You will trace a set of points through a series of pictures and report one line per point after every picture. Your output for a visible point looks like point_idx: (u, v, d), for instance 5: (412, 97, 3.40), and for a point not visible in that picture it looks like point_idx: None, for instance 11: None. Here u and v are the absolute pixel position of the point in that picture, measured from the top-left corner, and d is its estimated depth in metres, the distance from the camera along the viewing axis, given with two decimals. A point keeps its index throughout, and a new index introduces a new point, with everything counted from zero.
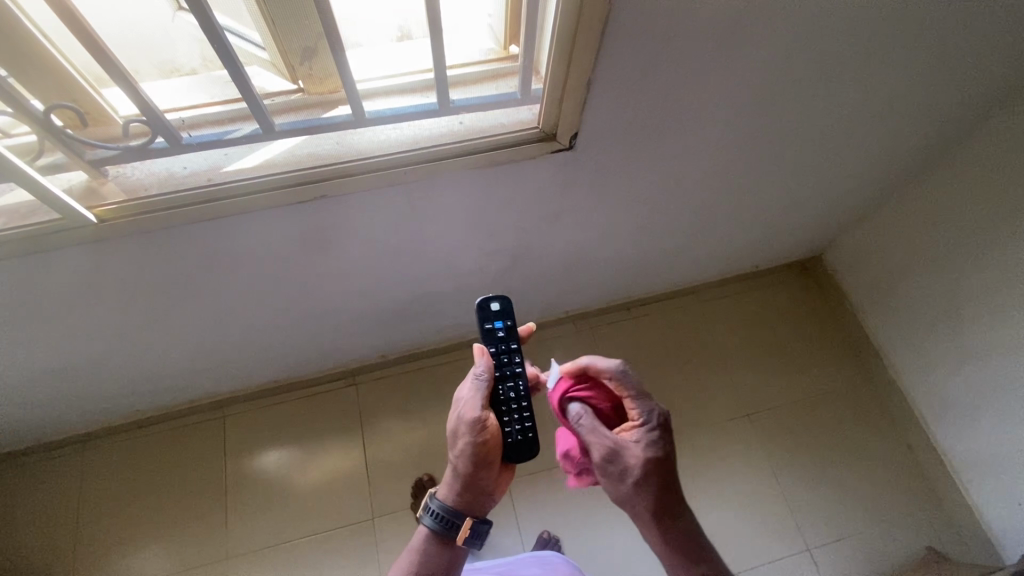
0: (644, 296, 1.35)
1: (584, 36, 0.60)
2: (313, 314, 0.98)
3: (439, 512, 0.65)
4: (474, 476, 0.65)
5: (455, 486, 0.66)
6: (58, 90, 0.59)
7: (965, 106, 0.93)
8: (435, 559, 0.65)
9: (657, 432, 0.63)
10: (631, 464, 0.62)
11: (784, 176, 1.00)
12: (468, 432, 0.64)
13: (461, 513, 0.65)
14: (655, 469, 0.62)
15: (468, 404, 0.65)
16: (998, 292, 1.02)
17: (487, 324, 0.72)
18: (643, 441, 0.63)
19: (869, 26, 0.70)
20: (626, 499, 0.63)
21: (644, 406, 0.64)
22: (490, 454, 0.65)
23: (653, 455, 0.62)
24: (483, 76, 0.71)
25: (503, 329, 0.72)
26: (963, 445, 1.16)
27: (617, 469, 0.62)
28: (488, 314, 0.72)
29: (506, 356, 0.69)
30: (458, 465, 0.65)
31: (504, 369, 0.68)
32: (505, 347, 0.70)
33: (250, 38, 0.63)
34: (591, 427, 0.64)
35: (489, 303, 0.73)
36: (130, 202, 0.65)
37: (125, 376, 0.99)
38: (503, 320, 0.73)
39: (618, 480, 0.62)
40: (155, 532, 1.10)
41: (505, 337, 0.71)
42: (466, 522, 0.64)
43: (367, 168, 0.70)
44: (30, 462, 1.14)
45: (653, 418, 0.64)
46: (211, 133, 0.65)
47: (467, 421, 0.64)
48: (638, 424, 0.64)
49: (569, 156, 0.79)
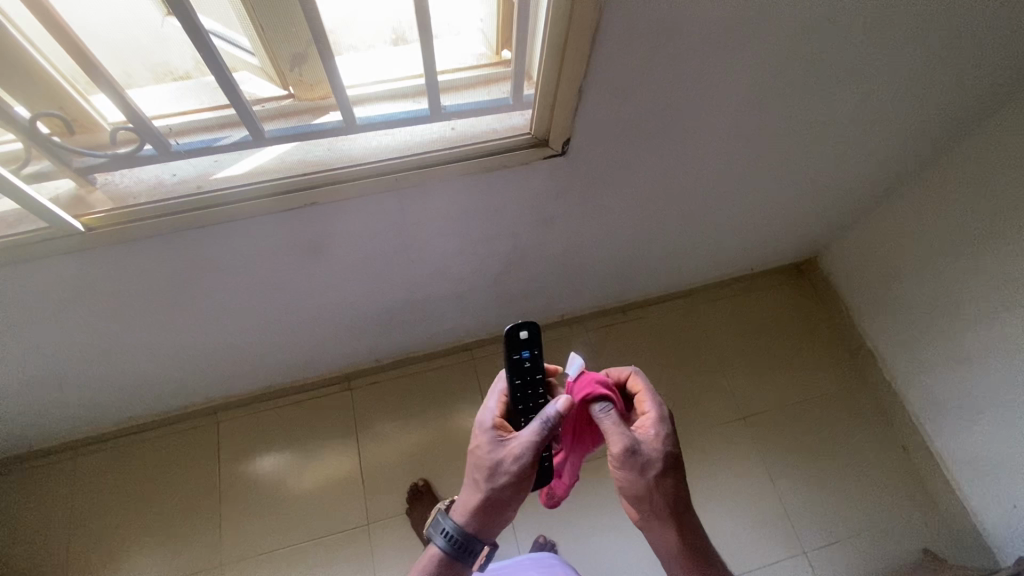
0: (640, 299, 1.35)
1: (576, 41, 0.59)
2: (306, 320, 0.97)
3: (456, 535, 0.64)
4: (506, 508, 0.64)
5: (480, 515, 0.64)
6: (44, 97, 0.58)
7: (960, 108, 0.93)
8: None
9: (668, 425, 0.65)
10: (654, 455, 0.62)
11: (779, 179, 0.99)
12: (512, 475, 0.62)
13: (480, 539, 0.65)
14: (672, 462, 0.63)
15: (522, 444, 0.61)
16: (993, 295, 1.02)
17: (515, 354, 0.66)
18: (658, 434, 0.64)
19: (862, 30, 0.70)
20: (644, 494, 0.62)
21: (656, 401, 0.67)
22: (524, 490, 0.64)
23: (668, 446, 0.64)
24: (475, 81, 0.70)
25: (530, 360, 0.67)
26: (959, 447, 1.16)
27: (640, 462, 0.62)
28: (517, 343, 0.66)
29: (531, 388, 0.67)
30: (491, 497, 0.63)
31: (527, 402, 0.66)
32: (531, 379, 0.67)
33: (239, 43, 0.63)
34: (614, 421, 0.63)
35: (517, 330, 0.66)
36: (119, 210, 0.64)
37: (117, 383, 0.98)
38: (531, 348, 0.67)
39: (641, 473, 0.62)
40: (149, 539, 1.10)
41: (532, 368, 0.67)
42: (483, 550, 0.64)
43: (358, 175, 0.69)
44: (22, 469, 1.14)
45: (663, 413, 0.66)
46: (200, 141, 0.64)
47: (518, 463, 0.61)
48: (653, 417, 0.65)
49: (562, 162, 0.78)
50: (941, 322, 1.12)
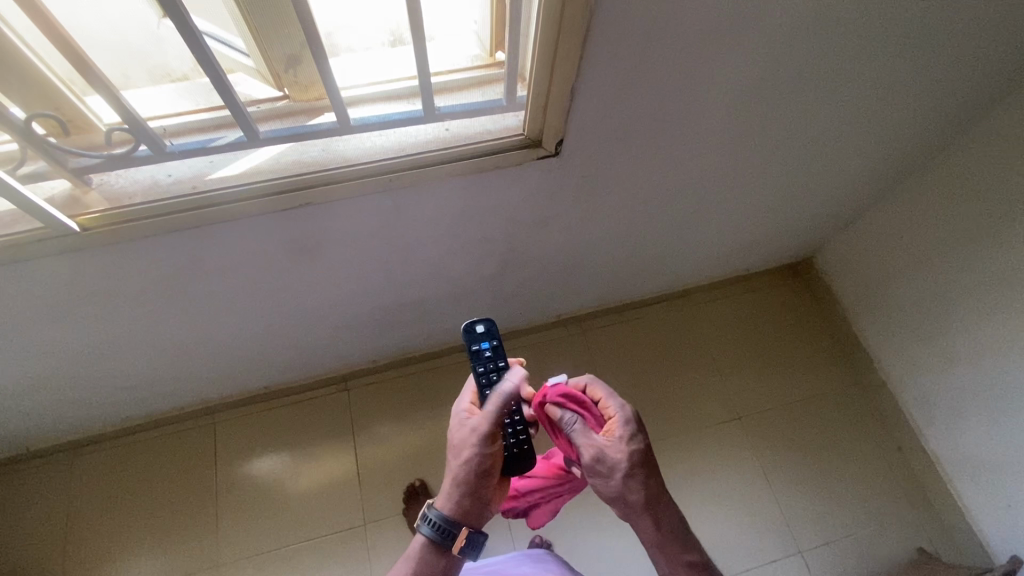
0: (636, 300, 1.35)
1: (566, 43, 0.60)
2: (302, 320, 0.97)
3: (438, 522, 0.65)
4: (478, 486, 0.66)
5: (457, 497, 0.66)
6: (40, 98, 0.58)
7: (951, 109, 0.93)
8: (431, 568, 0.65)
9: (635, 425, 0.67)
10: (624, 459, 0.65)
11: (772, 179, 1.00)
12: (475, 444, 0.65)
13: (458, 522, 0.65)
14: (641, 461, 0.65)
15: (484, 416, 0.66)
16: (986, 295, 1.03)
17: (474, 345, 0.74)
18: (625, 436, 0.66)
19: (851, 31, 0.71)
20: (618, 495, 0.66)
21: (620, 403, 0.67)
22: (494, 464, 0.66)
23: (635, 447, 0.65)
24: (468, 83, 0.71)
25: (491, 349, 0.73)
26: (952, 446, 1.16)
27: (607, 467, 0.65)
28: (474, 336, 0.74)
29: (494, 375, 0.71)
30: (461, 475, 0.66)
31: (493, 387, 0.70)
32: (493, 366, 0.72)
33: (234, 45, 0.64)
34: (579, 432, 0.66)
35: (475, 325, 0.75)
36: (113, 210, 0.64)
37: (114, 383, 0.99)
38: (489, 340, 0.74)
39: (610, 477, 0.65)
40: (146, 540, 1.10)
41: (493, 356, 0.73)
42: (463, 533, 0.65)
43: (352, 176, 0.70)
44: (20, 470, 1.14)
45: (630, 414, 0.67)
46: (195, 141, 0.65)
47: (481, 435, 0.65)
48: (619, 423, 0.66)
49: (555, 162, 0.79)
50: (935, 322, 1.13)
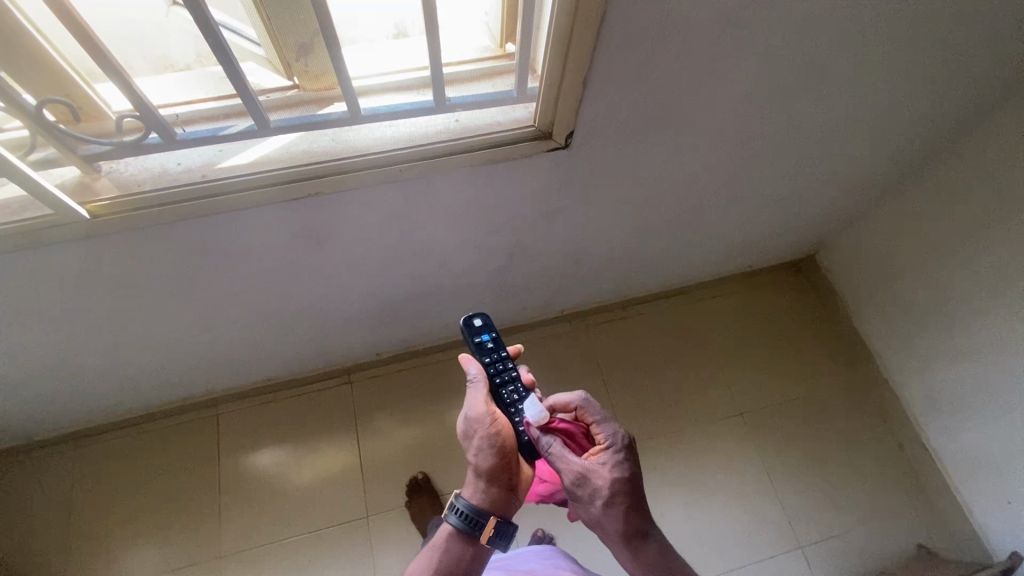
0: (639, 296, 1.36)
1: (580, 35, 0.60)
2: (306, 311, 0.97)
3: (465, 511, 0.65)
4: (495, 471, 0.67)
5: (479, 486, 0.67)
6: (49, 84, 0.58)
7: (959, 108, 0.93)
8: (460, 558, 0.65)
9: (622, 453, 0.66)
10: (606, 486, 0.64)
11: (778, 176, 1.00)
12: (480, 429, 0.68)
13: (485, 511, 0.66)
14: (623, 489, 0.64)
15: (474, 402, 0.69)
16: (988, 292, 1.03)
17: (476, 338, 0.77)
18: (610, 462, 0.65)
19: (862, 27, 0.71)
20: (597, 520, 0.65)
21: (611, 430, 0.67)
22: (507, 445, 0.68)
23: (619, 475, 0.65)
24: (478, 74, 0.70)
25: (492, 340, 0.77)
26: (953, 443, 1.17)
27: (589, 493, 0.64)
28: (474, 329, 0.78)
29: (500, 364, 0.74)
30: (477, 463, 0.67)
31: (501, 375, 0.73)
32: (497, 356, 0.75)
33: (245, 34, 0.63)
34: (560, 455, 0.66)
35: (472, 319, 0.79)
36: (124, 198, 0.64)
37: (118, 373, 0.98)
38: (489, 332, 0.78)
39: (589, 503, 0.64)
40: (148, 532, 1.10)
41: (495, 347, 0.76)
42: (490, 522, 0.65)
43: (361, 166, 0.70)
44: (22, 460, 1.14)
45: (619, 441, 0.67)
46: (206, 129, 0.65)
47: (479, 418, 0.68)
48: (605, 448, 0.66)
49: (564, 155, 0.79)
50: (938, 319, 1.13)
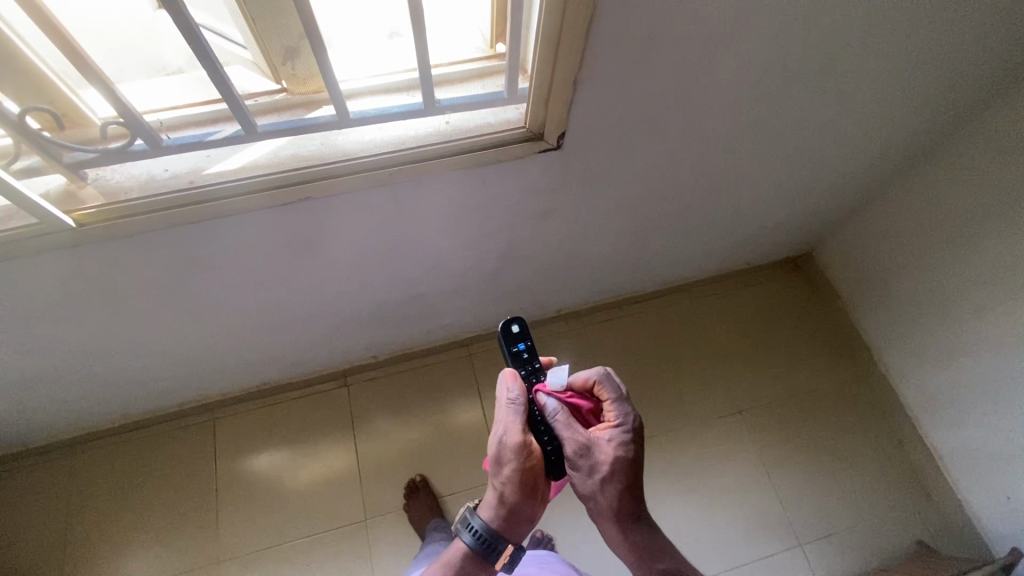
0: (636, 295, 1.35)
1: (569, 35, 0.59)
2: (300, 315, 0.97)
3: (481, 533, 0.64)
4: (520, 502, 0.64)
5: (499, 511, 0.65)
6: (32, 91, 0.57)
7: (955, 103, 0.93)
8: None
9: (630, 434, 0.66)
10: (607, 462, 0.64)
11: (774, 172, 0.99)
12: (513, 459, 0.63)
13: (502, 536, 0.64)
14: (623, 469, 0.64)
15: (510, 428, 0.64)
16: (987, 288, 1.02)
17: (511, 346, 0.71)
18: (615, 440, 0.65)
19: (856, 22, 0.70)
20: (592, 493, 0.65)
21: (623, 410, 0.67)
22: (536, 477, 0.64)
23: (623, 454, 0.64)
24: (469, 75, 0.70)
25: (527, 351, 0.72)
26: (952, 439, 1.16)
27: (588, 465, 0.64)
28: (510, 336, 0.72)
29: (535, 378, 0.69)
30: (502, 490, 0.64)
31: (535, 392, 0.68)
32: (532, 368, 0.70)
33: (232, 38, 0.62)
34: (564, 424, 0.65)
35: (509, 325, 0.72)
36: (109, 206, 0.63)
37: (111, 380, 0.98)
38: (525, 340, 0.72)
39: (588, 475, 0.64)
40: (145, 538, 1.10)
41: (529, 358, 0.71)
42: (506, 549, 0.64)
43: (350, 170, 0.69)
44: (17, 468, 1.13)
45: (629, 422, 0.66)
46: (192, 135, 0.64)
47: (514, 449, 0.63)
48: (614, 425, 0.66)
49: (556, 156, 0.78)
50: (937, 315, 1.13)
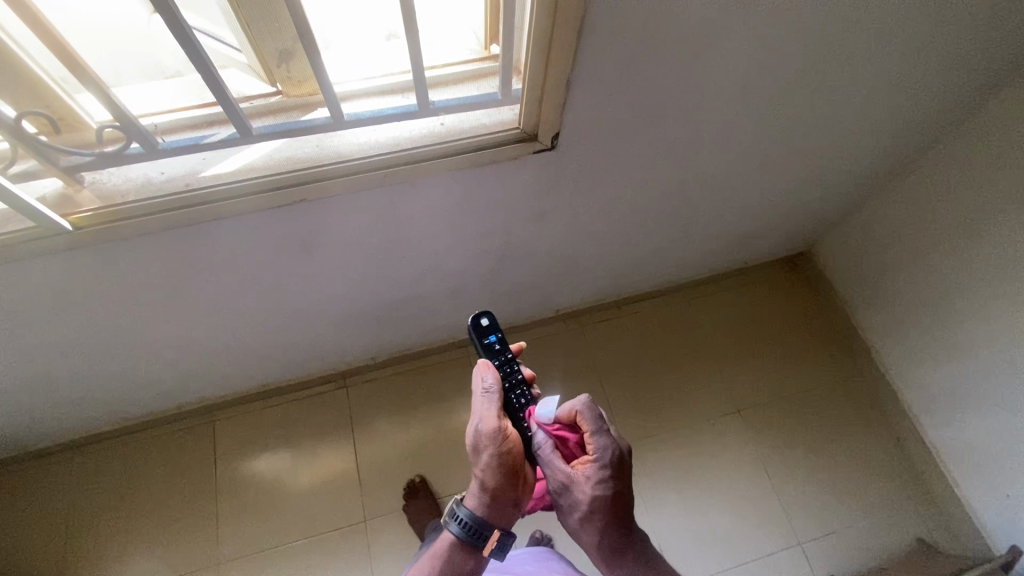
0: (634, 294, 1.35)
1: (561, 36, 0.59)
2: (298, 317, 0.97)
3: (468, 521, 0.65)
4: (502, 488, 0.65)
5: (482, 498, 0.66)
6: (28, 96, 0.58)
7: (950, 100, 0.93)
8: (459, 567, 0.65)
9: (608, 471, 0.64)
10: (584, 503, 0.63)
11: (770, 171, 0.99)
12: (490, 445, 0.64)
13: (488, 523, 0.65)
14: (602, 507, 0.63)
15: (485, 416, 0.66)
16: (985, 285, 1.02)
17: (483, 339, 0.75)
18: (593, 478, 0.64)
19: (848, 21, 0.70)
20: (576, 527, 0.66)
21: (602, 444, 0.65)
22: (515, 462, 0.65)
23: (600, 493, 0.63)
24: (463, 76, 0.70)
25: (499, 342, 0.75)
26: (951, 436, 1.16)
27: (568, 502, 0.65)
28: (481, 329, 0.76)
29: (508, 367, 0.72)
30: (482, 478, 0.65)
31: (509, 379, 0.71)
32: (504, 358, 0.74)
33: (225, 40, 0.63)
34: (547, 459, 0.66)
35: (479, 320, 0.76)
36: (105, 209, 0.64)
37: (111, 383, 0.98)
38: (495, 333, 0.76)
39: (569, 512, 0.65)
40: (146, 540, 1.10)
41: (501, 349, 0.74)
42: (494, 534, 0.65)
43: (347, 171, 0.69)
44: (19, 471, 1.14)
45: (607, 457, 0.64)
46: (189, 138, 0.64)
47: (491, 435, 0.65)
48: (593, 461, 0.64)
49: (551, 156, 0.78)
50: (935, 312, 1.13)
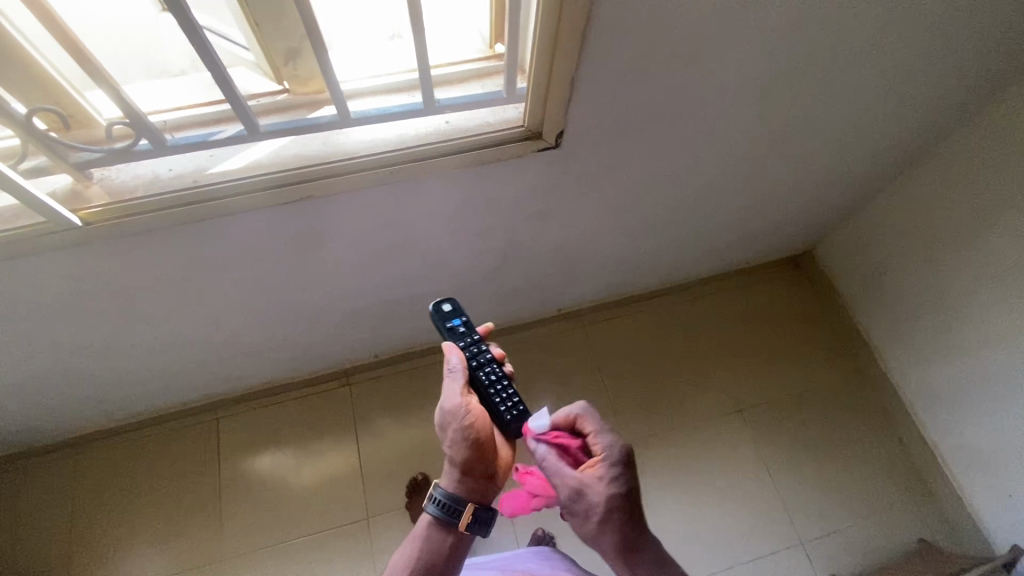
0: (637, 293, 1.36)
1: (566, 34, 0.60)
2: (303, 314, 0.98)
3: (443, 500, 0.67)
4: (471, 462, 0.68)
5: (455, 475, 0.68)
6: (39, 92, 0.58)
7: (952, 100, 0.93)
8: (440, 545, 0.67)
9: (618, 467, 0.64)
10: (599, 503, 0.63)
11: (773, 170, 1.00)
12: (453, 421, 0.67)
13: (463, 498, 0.67)
14: (617, 504, 0.63)
15: (449, 394, 0.68)
16: (987, 285, 1.02)
17: (447, 323, 0.76)
18: (605, 476, 0.64)
19: (850, 21, 0.71)
20: (593, 535, 0.65)
21: (608, 441, 0.66)
22: (481, 436, 0.68)
23: (613, 490, 0.63)
24: (468, 75, 0.70)
25: (463, 324, 0.76)
26: (953, 436, 1.16)
27: (583, 508, 0.64)
28: (445, 314, 0.76)
29: (475, 346, 0.73)
30: (452, 455, 0.68)
31: (477, 358, 0.72)
32: (470, 338, 0.74)
33: (234, 39, 0.65)
34: (555, 469, 0.66)
35: (443, 305, 0.77)
36: (114, 205, 0.64)
37: (117, 378, 0.99)
38: (459, 316, 0.77)
39: (585, 518, 0.64)
40: (150, 536, 1.10)
41: (467, 331, 0.75)
42: (468, 509, 0.67)
43: (353, 168, 0.70)
44: (24, 466, 1.15)
45: (616, 453, 0.65)
46: (196, 135, 0.65)
47: (454, 411, 0.67)
48: (602, 461, 0.65)
49: (555, 154, 0.79)
50: (937, 312, 1.13)
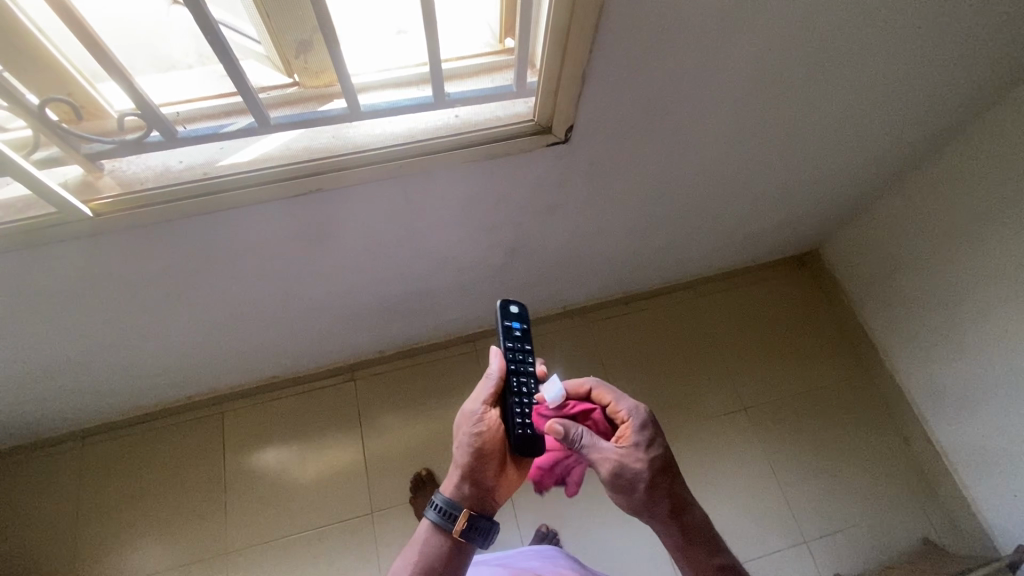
0: (642, 291, 1.36)
1: (578, 28, 0.60)
2: (309, 308, 0.98)
3: (442, 505, 0.65)
4: (474, 468, 0.67)
5: (457, 480, 0.67)
6: (53, 83, 0.59)
7: (962, 99, 0.93)
8: (434, 553, 0.65)
9: (648, 429, 0.67)
10: (642, 470, 0.64)
11: (781, 168, 1.00)
12: (466, 424, 0.68)
13: (460, 504, 0.65)
14: (657, 467, 0.65)
15: (473, 398, 0.71)
16: (995, 285, 1.02)
17: (506, 323, 0.78)
18: (640, 441, 0.66)
19: (863, 18, 0.70)
20: (639, 506, 0.65)
21: (632, 405, 0.68)
22: (487, 444, 0.67)
23: (651, 454, 0.65)
24: (479, 69, 0.70)
25: (520, 330, 0.78)
26: (959, 436, 1.16)
27: (628, 481, 0.64)
28: (508, 314, 0.79)
29: (521, 355, 0.75)
30: (459, 459, 0.68)
31: (517, 366, 0.73)
32: (520, 346, 0.76)
33: (247, 33, 0.65)
34: (594, 447, 0.65)
35: (508, 306, 0.80)
36: (126, 196, 0.65)
37: (124, 371, 0.99)
38: (520, 321, 0.79)
39: (631, 491, 0.64)
40: (154, 529, 1.11)
41: (522, 337, 0.77)
42: (463, 515, 0.64)
43: (362, 161, 0.70)
44: (30, 458, 1.15)
45: (642, 418, 0.67)
46: (206, 127, 0.65)
47: (470, 414, 0.69)
48: (633, 428, 0.67)
49: (565, 150, 0.79)
50: (944, 312, 1.13)
